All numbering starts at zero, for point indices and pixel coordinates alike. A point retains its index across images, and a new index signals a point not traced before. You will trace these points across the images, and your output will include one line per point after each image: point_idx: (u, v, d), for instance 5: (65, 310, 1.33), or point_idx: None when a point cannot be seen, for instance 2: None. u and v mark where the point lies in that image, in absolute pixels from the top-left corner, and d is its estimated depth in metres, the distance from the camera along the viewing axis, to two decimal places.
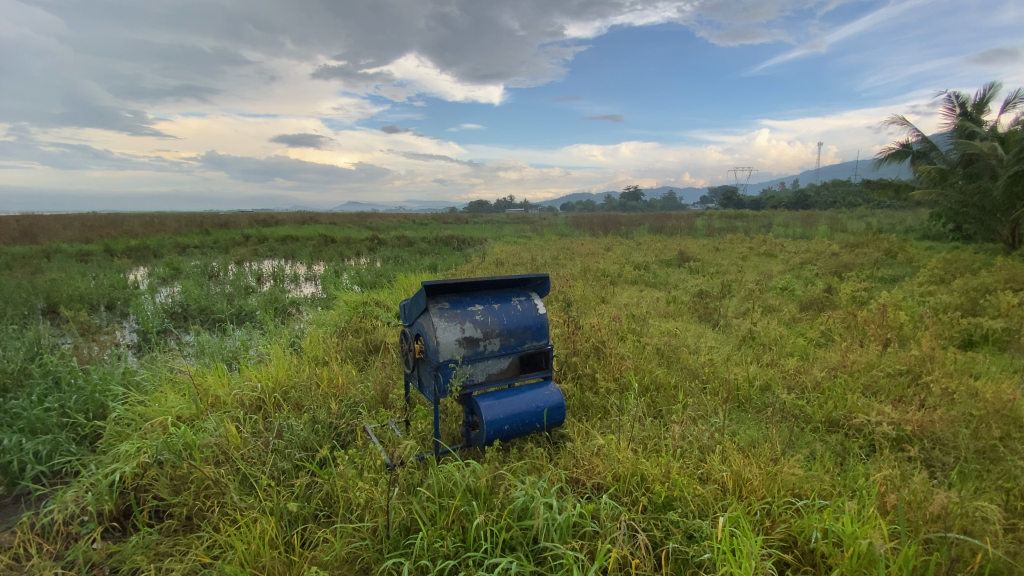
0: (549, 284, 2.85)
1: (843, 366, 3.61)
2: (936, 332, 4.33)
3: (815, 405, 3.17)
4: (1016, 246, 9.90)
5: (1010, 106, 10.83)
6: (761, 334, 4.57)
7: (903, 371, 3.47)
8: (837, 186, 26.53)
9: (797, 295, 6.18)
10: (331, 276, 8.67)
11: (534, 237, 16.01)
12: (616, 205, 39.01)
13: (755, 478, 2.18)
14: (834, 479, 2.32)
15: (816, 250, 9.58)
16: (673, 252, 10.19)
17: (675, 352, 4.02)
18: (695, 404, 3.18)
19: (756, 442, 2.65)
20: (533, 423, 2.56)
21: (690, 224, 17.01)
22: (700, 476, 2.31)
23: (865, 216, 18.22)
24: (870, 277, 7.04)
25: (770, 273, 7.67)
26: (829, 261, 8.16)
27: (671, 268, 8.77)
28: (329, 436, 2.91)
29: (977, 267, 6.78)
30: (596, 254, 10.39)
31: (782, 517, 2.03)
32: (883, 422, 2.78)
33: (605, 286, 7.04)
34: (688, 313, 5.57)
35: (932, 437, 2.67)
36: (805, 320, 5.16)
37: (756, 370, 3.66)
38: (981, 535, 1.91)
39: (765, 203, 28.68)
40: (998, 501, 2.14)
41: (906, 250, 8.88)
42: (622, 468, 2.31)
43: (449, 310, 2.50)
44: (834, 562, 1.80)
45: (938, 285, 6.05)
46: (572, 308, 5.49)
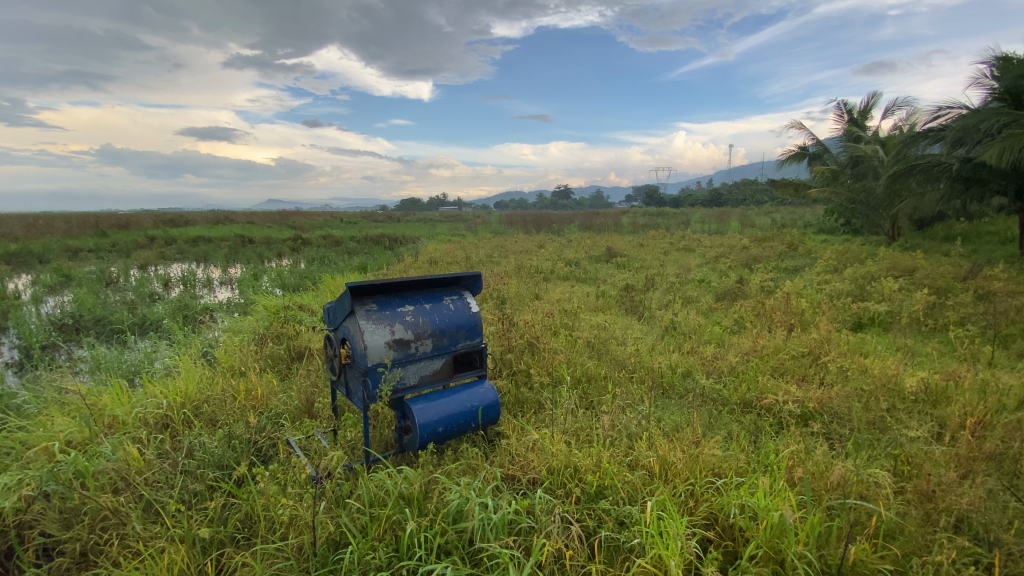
0: (481, 282, 2.82)
1: (754, 351, 3.90)
2: (831, 317, 4.80)
3: (731, 388, 3.40)
4: (895, 237, 11.25)
5: (888, 114, 12.26)
6: (682, 324, 4.83)
7: (806, 353, 3.80)
8: (746, 185, 28.76)
9: (713, 286, 6.60)
10: (249, 279, 8.09)
11: (466, 234, 15.89)
12: (548, 202, 39.75)
13: (679, 461, 2.30)
14: (749, 457, 2.49)
15: (728, 244, 10.33)
16: (601, 248, 10.49)
17: (604, 344, 4.16)
18: (624, 393, 3.31)
19: (679, 427, 2.80)
20: (468, 424, 2.54)
21: (617, 221, 17.63)
22: (629, 463, 2.40)
23: (771, 212, 19.89)
24: (776, 268, 7.69)
25: (689, 267, 8.12)
26: (740, 255, 8.81)
27: (600, 264, 9.08)
28: (248, 452, 2.70)
29: (863, 257, 7.60)
30: (528, 251, 10.50)
31: (704, 497, 2.14)
32: (789, 401, 3.03)
33: (538, 282, 7.14)
34: (615, 306, 5.78)
35: (830, 411, 2.95)
36: (719, 309, 5.54)
37: (677, 358, 3.86)
38: (875, 498, 2.14)
39: (684, 201, 30.47)
40: (888, 467, 2.40)
41: (805, 243, 9.79)
42: (556, 460, 2.35)
43: (376, 312, 2.41)
44: (751, 534, 1.92)
45: (832, 274, 6.71)
46: (506, 305, 5.51)
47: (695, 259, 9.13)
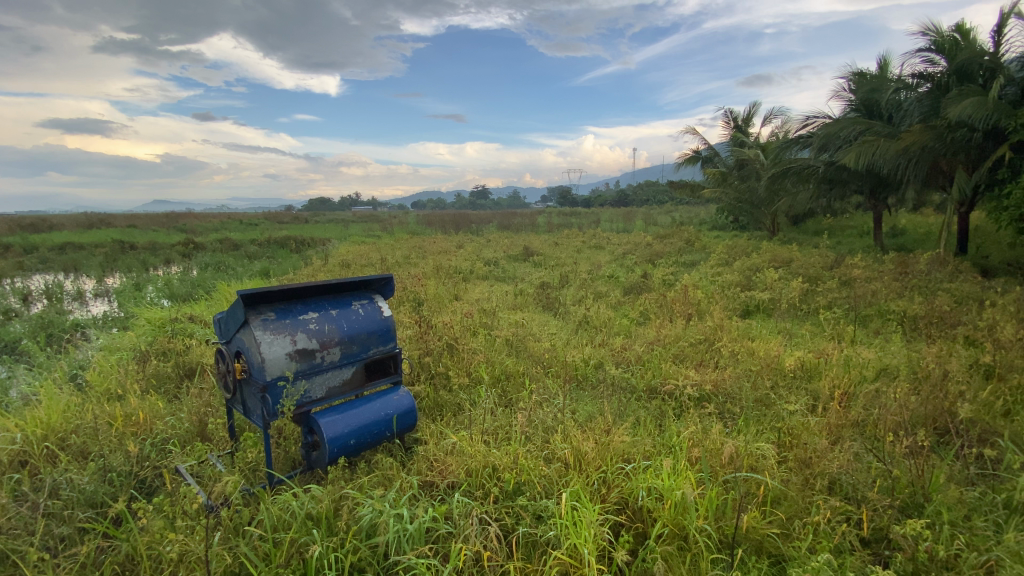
0: (393, 285, 2.73)
1: (658, 340, 4.17)
2: (724, 306, 5.26)
3: (638, 375, 3.60)
4: (775, 232, 12.58)
5: (767, 121, 13.67)
6: (595, 318, 5.03)
7: (703, 339, 4.14)
8: (650, 186, 30.71)
9: (622, 281, 6.94)
10: (130, 290, 7.20)
11: (382, 235, 15.40)
12: (465, 202, 39.60)
13: (591, 450, 2.38)
14: (655, 441, 2.64)
15: (635, 241, 10.95)
16: (518, 247, 10.65)
17: (521, 342, 4.22)
18: (541, 388, 3.37)
19: (592, 417, 2.91)
20: (381, 433, 2.45)
21: (533, 221, 18.01)
22: (545, 457, 2.45)
23: (673, 211, 21.40)
24: (676, 263, 8.27)
25: (600, 263, 8.49)
26: (645, 251, 9.37)
27: (517, 262, 9.20)
28: (129, 485, 2.40)
29: (749, 251, 8.42)
30: (446, 251, 10.41)
31: (616, 483, 2.23)
32: (689, 385, 3.27)
33: (456, 283, 7.08)
34: (532, 304, 5.89)
35: (724, 392, 3.23)
36: (627, 302, 5.84)
37: (590, 351, 4.02)
38: (762, 469, 2.36)
39: (595, 201, 31.86)
40: (773, 438, 2.67)
41: (701, 239, 10.63)
42: (474, 461, 2.34)
43: (275, 322, 2.24)
44: (657, 514, 2.04)
45: (724, 267, 7.34)
46: (422, 307, 5.40)
47: (606, 255, 9.57)
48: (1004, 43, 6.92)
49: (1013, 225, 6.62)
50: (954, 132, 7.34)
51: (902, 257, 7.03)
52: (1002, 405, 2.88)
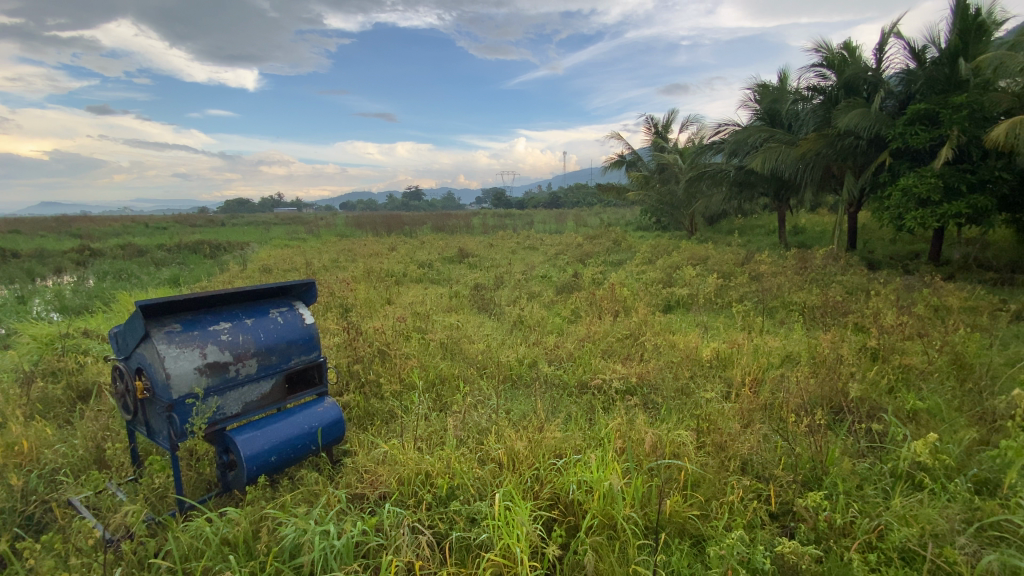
0: (315, 290, 2.62)
1: (588, 337, 4.31)
2: (649, 303, 5.53)
3: (570, 372, 3.70)
4: (694, 232, 13.42)
5: (685, 128, 14.55)
6: (528, 317, 5.09)
7: (629, 335, 4.33)
8: (581, 188, 31.64)
9: (554, 281, 7.10)
10: (10, 304, 6.36)
11: (308, 238, 14.71)
12: (398, 203, 38.68)
13: (523, 449, 2.41)
14: (585, 434, 2.72)
15: (567, 242, 11.25)
16: (452, 249, 10.57)
17: (455, 344, 4.19)
18: (475, 390, 3.37)
19: (525, 415, 2.95)
20: (305, 448, 2.34)
21: (467, 222, 17.96)
22: (479, 459, 2.45)
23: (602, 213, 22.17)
24: (605, 262, 8.59)
25: (534, 264, 8.63)
26: (576, 251, 9.66)
27: (452, 264, 9.14)
28: (11, 524, 2.12)
29: (672, 250, 8.91)
30: (378, 255, 10.13)
31: (548, 479, 2.28)
32: (617, 379, 3.41)
33: (388, 286, 6.90)
34: (467, 305, 5.87)
35: (648, 383, 3.40)
36: (560, 301, 5.98)
37: (524, 350, 4.07)
38: (683, 455, 2.50)
39: (528, 202, 32.33)
40: (693, 425, 2.84)
41: (628, 240, 11.11)
42: (406, 469, 2.29)
43: (181, 334, 2.07)
44: (587, 507, 2.11)
45: (649, 265, 7.72)
46: (352, 313, 5.21)
47: (539, 256, 9.74)
48: (883, 61, 7.81)
49: (892, 222, 7.49)
50: (843, 141, 8.19)
51: (803, 253, 7.75)
52: (885, 382, 3.25)
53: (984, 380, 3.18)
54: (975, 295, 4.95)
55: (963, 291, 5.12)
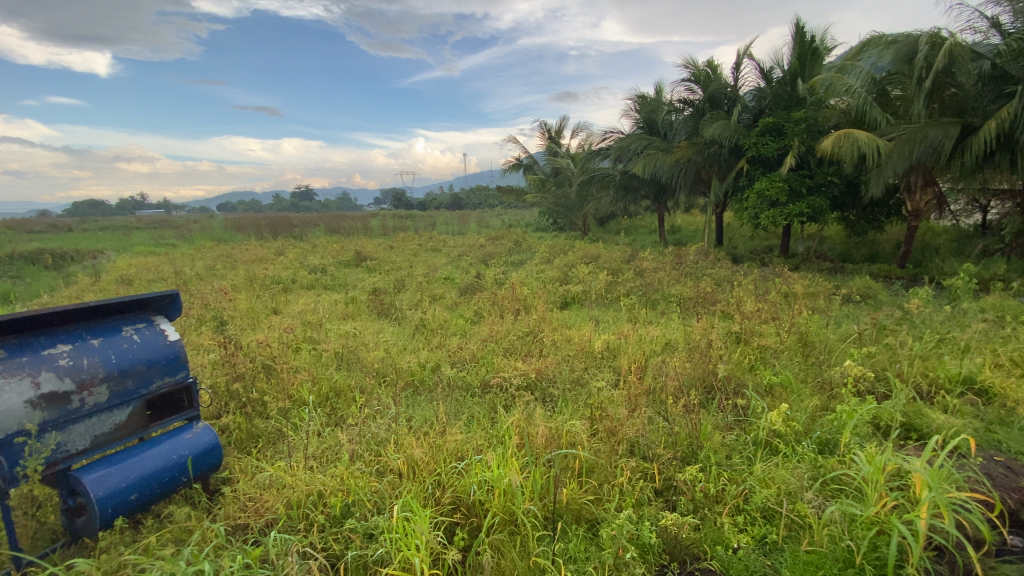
0: (180, 303, 2.34)
1: (490, 337, 4.35)
2: (547, 300, 5.73)
3: (472, 373, 3.71)
4: (587, 232, 14.19)
5: (576, 133, 15.32)
6: (430, 321, 5.01)
7: (529, 332, 4.45)
8: (482, 190, 31.90)
9: (456, 283, 7.07)
10: None
11: (181, 244, 13.15)
12: (287, 204, 35.99)
13: (424, 455, 2.37)
14: (486, 434, 2.74)
15: (468, 243, 11.27)
16: (349, 252, 10.08)
17: (351, 353, 4.00)
18: (373, 400, 3.25)
19: (426, 420, 2.90)
20: (173, 480, 2.12)
21: (364, 223, 17.23)
22: (377, 471, 2.36)
23: (503, 214, 22.56)
24: (507, 262, 8.75)
25: (435, 266, 8.53)
26: (478, 252, 9.73)
27: (348, 269, 8.72)
28: None
29: (567, 249, 9.33)
30: (264, 260, 9.35)
31: (450, 483, 2.25)
32: (517, 376, 3.48)
33: (275, 295, 6.39)
34: (365, 311, 5.64)
35: (546, 378, 3.51)
36: (462, 303, 5.97)
37: (425, 354, 3.99)
38: (578, 444, 2.61)
39: (430, 203, 31.87)
40: (587, 415, 2.98)
41: (527, 240, 11.44)
42: (295, 492, 2.14)
43: (4, 362, 1.74)
44: (489, 506, 2.12)
45: (547, 264, 8.01)
46: (233, 325, 4.75)
47: (441, 258, 9.65)
48: (740, 79, 8.84)
49: (752, 221, 8.53)
50: (710, 149, 9.17)
51: (681, 250, 8.54)
52: (747, 361, 3.69)
53: (822, 355, 3.74)
54: (815, 282, 5.80)
55: (806, 279, 5.98)
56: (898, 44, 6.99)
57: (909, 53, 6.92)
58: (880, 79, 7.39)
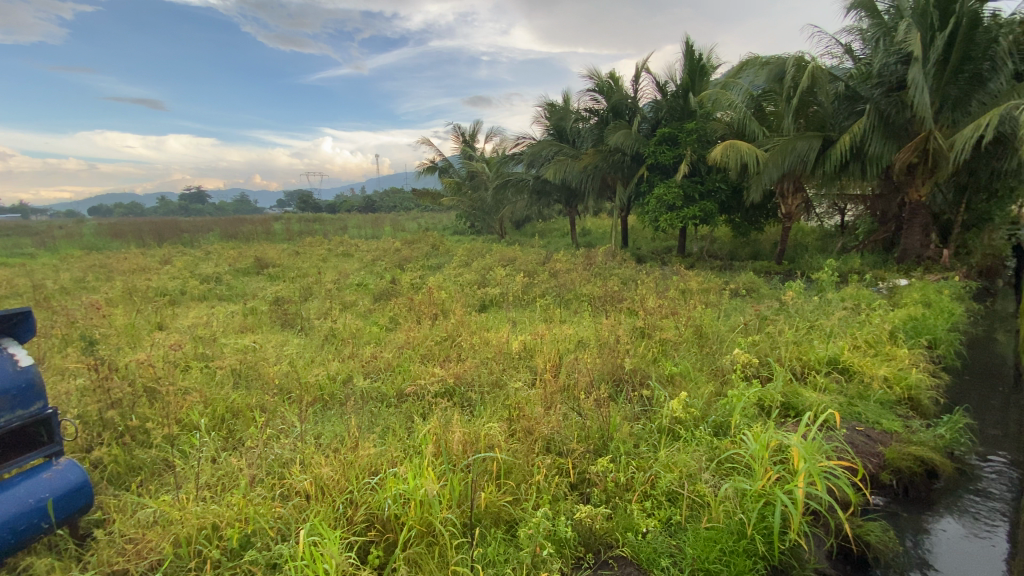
0: (36, 323, 2.01)
1: (407, 343, 4.25)
2: (465, 304, 5.71)
3: (387, 382, 3.59)
4: (503, 235, 14.36)
5: (490, 137, 15.46)
6: (341, 330, 4.78)
7: (446, 337, 4.40)
8: (396, 193, 31.11)
9: (370, 288, 6.82)
10: None
11: (40, 254, 11.40)
12: (176, 206, 32.57)
13: (334, 473, 2.24)
14: (400, 445, 2.66)
15: (382, 247, 10.94)
16: (248, 259, 9.34)
17: (252, 369, 3.70)
18: (276, 418, 3.03)
19: (337, 435, 2.76)
20: (31, 528, 1.83)
21: (267, 226, 16.08)
22: (282, 495, 2.21)
23: (419, 217, 22.15)
24: (423, 266, 8.62)
25: (347, 272, 8.16)
26: (393, 256, 9.48)
27: (248, 277, 8.07)
28: None
29: (484, 252, 9.39)
30: (148, 270, 8.39)
31: (363, 500, 2.15)
32: (434, 382, 3.43)
33: (161, 308, 5.75)
34: (268, 323, 5.25)
35: (465, 382, 3.49)
36: (376, 309, 5.77)
37: (336, 366, 3.80)
38: (495, 446, 2.62)
39: (340, 206, 30.46)
40: (504, 416, 3.00)
41: (443, 243, 11.34)
42: (185, 527, 1.94)
43: None
44: (405, 519, 2.06)
45: (463, 267, 7.99)
46: (108, 343, 4.21)
47: (352, 263, 9.27)
48: (639, 91, 9.43)
49: (653, 224, 9.14)
50: (614, 156, 9.70)
51: (591, 252, 8.93)
52: (651, 354, 3.94)
53: (715, 344, 4.09)
54: (708, 278, 6.34)
55: (701, 276, 6.51)
56: (771, 64, 7.81)
57: (779, 74, 7.81)
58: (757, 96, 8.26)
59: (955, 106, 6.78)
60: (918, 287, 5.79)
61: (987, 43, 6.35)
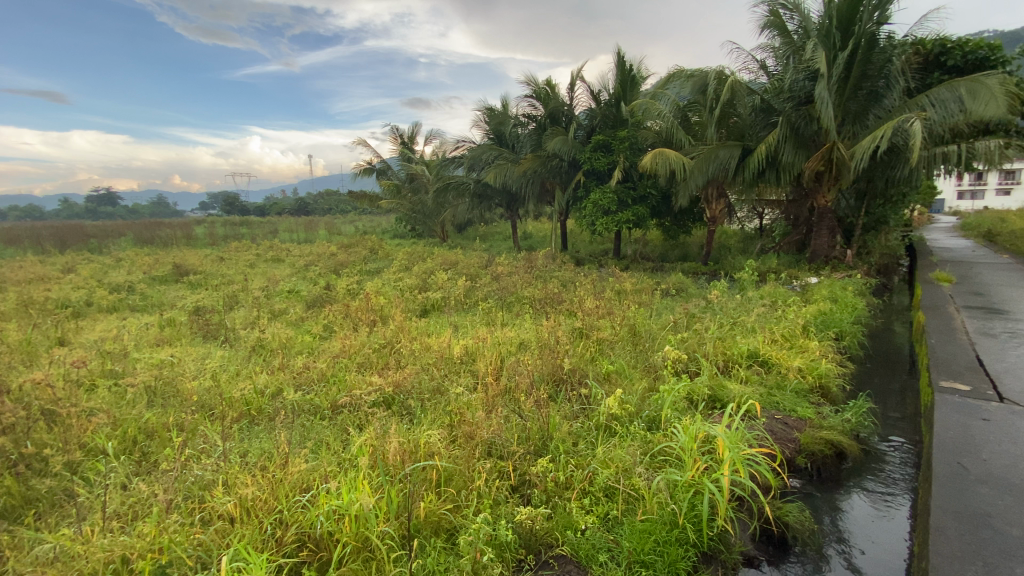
0: None
1: (342, 352, 4.11)
2: (404, 309, 5.60)
3: (321, 394, 3.44)
4: (445, 239, 14.23)
5: (429, 140, 15.30)
6: (270, 339, 4.54)
7: (384, 344, 4.30)
8: (332, 196, 30.00)
9: (303, 295, 6.53)
10: None
11: None
12: (80, 208, 29.60)
13: (262, 492, 2.12)
14: (334, 459, 2.56)
15: (317, 252, 10.50)
16: (166, 266, 8.65)
17: (169, 385, 3.43)
18: (197, 437, 2.81)
19: (266, 452, 2.61)
20: None
21: (188, 230, 14.99)
22: (203, 520, 2.06)
23: (356, 221, 21.49)
24: (360, 271, 8.36)
25: (277, 278, 7.76)
26: (328, 261, 9.12)
27: (165, 285, 7.48)
28: None
29: (424, 256, 9.25)
30: (45, 280, 7.57)
31: (294, 518, 2.05)
32: (372, 391, 3.33)
33: (62, 321, 5.21)
34: (188, 334, 4.89)
35: (404, 389, 3.42)
36: (309, 317, 5.53)
37: (265, 378, 3.60)
38: (434, 454, 2.57)
39: (270, 209, 28.95)
40: (444, 423, 2.96)
41: (382, 247, 11.07)
42: (88, 563, 1.76)
43: None
44: (339, 535, 1.98)
45: (403, 272, 7.83)
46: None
47: (284, 269, 8.83)
48: (574, 98, 9.68)
49: (591, 227, 9.40)
50: (553, 161, 9.89)
51: (531, 255, 9.04)
52: (589, 353, 4.04)
53: (648, 342, 4.27)
54: (642, 279, 6.61)
55: (636, 277, 6.76)
56: (695, 76, 8.38)
57: (703, 86, 8.32)
58: (683, 106, 8.73)
59: (855, 120, 7.49)
60: (826, 284, 6.34)
61: (880, 63, 7.05)
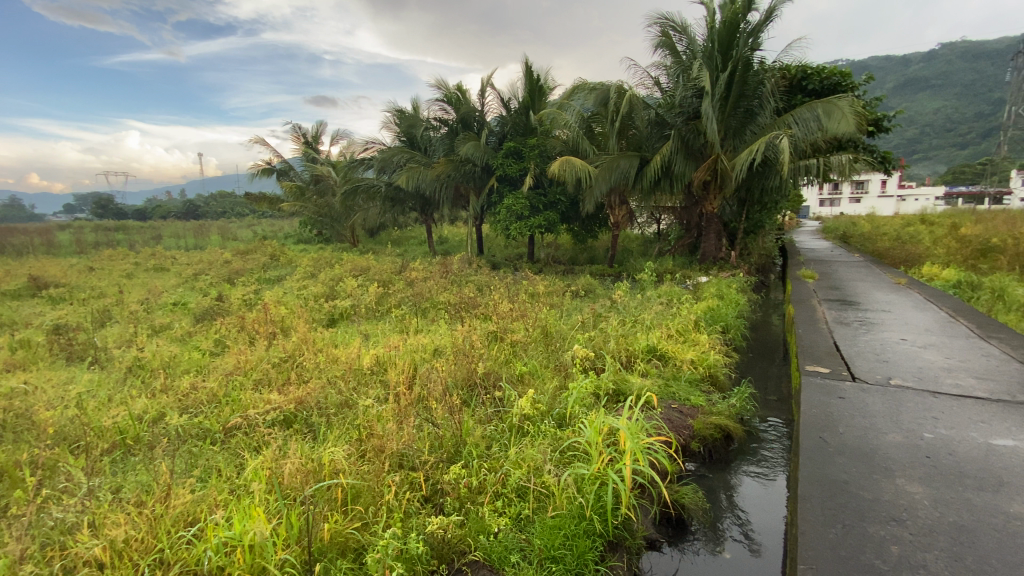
0: None
1: (237, 368, 3.81)
2: (308, 319, 5.31)
3: (212, 416, 3.16)
4: (355, 244, 13.71)
5: (336, 141, 14.66)
6: (151, 358, 4.09)
7: (285, 358, 4.04)
8: (228, 198, 27.63)
9: (191, 308, 5.94)
10: None
11: None
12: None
13: (138, 532, 1.91)
14: (226, 486, 2.36)
15: (209, 259, 9.62)
16: (16, 278, 7.45)
17: (21, 418, 2.97)
18: (57, 475, 2.46)
19: (144, 485, 2.35)
20: None
21: (46, 236, 13.02)
22: (64, 570, 1.81)
23: (254, 225, 19.95)
24: (259, 280, 7.79)
25: (160, 289, 7.00)
26: (221, 269, 8.38)
27: (15, 301, 6.44)
28: None
29: (332, 262, 8.83)
30: None
31: (177, 557, 1.86)
32: (272, 410, 3.12)
33: None
34: (47, 357, 4.26)
35: (307, 405, 3.24)
36: (198, 332, 5.05)
37: (144, 403, 3.23)
38: (339, 471, 2.46)
39: (153, 212, 26.01)
40: (351, 438, 2.84)
41: (285, 254, 10.40)
42: None
43: None
44: (231, 569, 1.83)
45: (307, 279, 7.42)
46: None
47: (169, 279, 7.97)
48: (485, 105, 9.80)
49: (504, 231, 9.54)
50: (465, 166, 9.92)
51: (445, 259, 8.98)
52: (502, 356, 4.09)
53: (558, 342, 4.42)
54: (553, 282, 6.83)
55: (547, 280, 6.97)
56: (597, 90, 8.74)
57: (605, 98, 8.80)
58: (588, 117, 9.17)
59: (736, 134, 8.32)
60: (715, 283, 6.98)
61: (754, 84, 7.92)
